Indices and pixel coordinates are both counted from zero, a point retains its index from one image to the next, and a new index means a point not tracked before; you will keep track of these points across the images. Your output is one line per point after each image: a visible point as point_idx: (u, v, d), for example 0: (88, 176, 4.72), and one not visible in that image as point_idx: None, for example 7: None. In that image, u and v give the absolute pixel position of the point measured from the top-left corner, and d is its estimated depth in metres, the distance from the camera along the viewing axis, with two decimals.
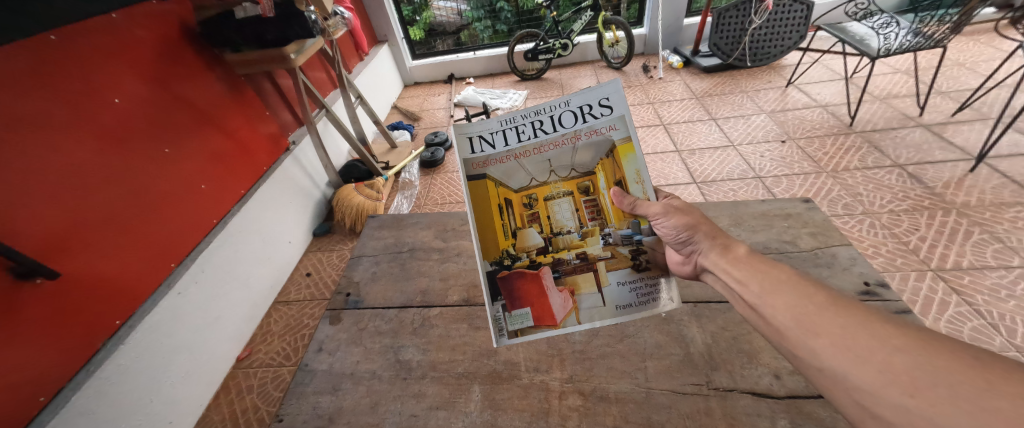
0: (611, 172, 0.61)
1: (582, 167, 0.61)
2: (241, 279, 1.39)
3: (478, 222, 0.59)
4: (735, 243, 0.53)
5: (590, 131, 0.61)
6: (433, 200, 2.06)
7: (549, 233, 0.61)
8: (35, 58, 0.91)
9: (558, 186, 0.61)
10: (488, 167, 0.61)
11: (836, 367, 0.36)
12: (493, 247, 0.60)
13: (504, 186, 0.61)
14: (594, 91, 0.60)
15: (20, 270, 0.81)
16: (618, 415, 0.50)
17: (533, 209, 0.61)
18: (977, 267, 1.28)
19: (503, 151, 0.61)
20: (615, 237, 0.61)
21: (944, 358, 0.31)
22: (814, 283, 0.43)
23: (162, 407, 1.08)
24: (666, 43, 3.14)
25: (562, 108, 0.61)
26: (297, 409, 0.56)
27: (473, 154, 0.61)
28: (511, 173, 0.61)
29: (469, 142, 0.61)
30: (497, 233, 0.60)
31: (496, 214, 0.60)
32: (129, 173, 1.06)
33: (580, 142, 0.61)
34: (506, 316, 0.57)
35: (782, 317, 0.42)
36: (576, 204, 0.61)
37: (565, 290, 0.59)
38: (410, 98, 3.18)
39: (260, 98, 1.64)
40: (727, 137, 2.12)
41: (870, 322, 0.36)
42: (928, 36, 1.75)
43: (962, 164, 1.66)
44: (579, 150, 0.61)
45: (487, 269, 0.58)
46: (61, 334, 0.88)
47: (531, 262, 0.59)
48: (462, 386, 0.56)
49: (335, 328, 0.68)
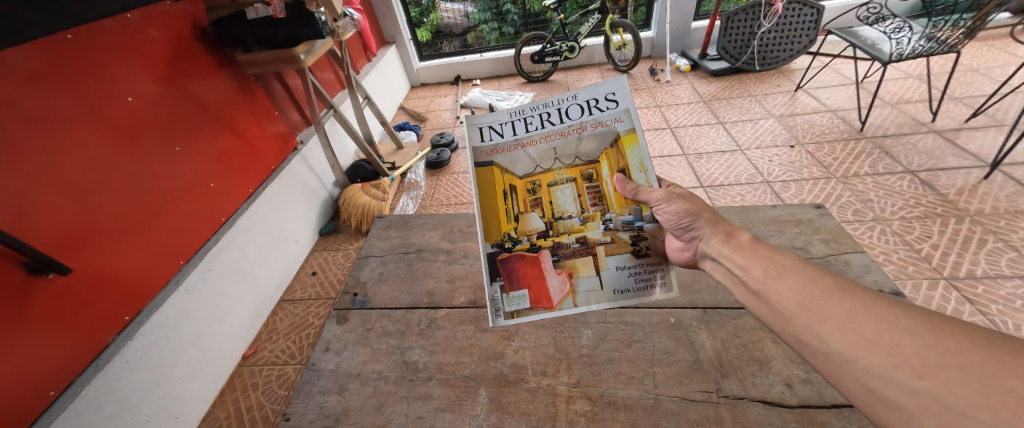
0: (614, 161, 0.61)
1: (585, 156, 0.62)
2: (247, 277, 1.40)
3: (481, 206, 0.59)
4: (737, 231, 0.53)
5: (595, 123, 0.61)
6: (438, 200, 2.06)
7: (550, 217, 0.61)
8: (51, 58, 0.93)
9: (561, 173, 0.62)
10: (495, 155, 0.61)
11: (844, 351, 0.36)
12: (495, 228, 0.60)
13: (510, 172, 0.61)
14: (600, 87, 0.62)
15: (34, 265, 0.82)
16: (625, 421, 0.49)
17: (535, 195, 0.61)
18: (991, 276, 1.25)
19: (511, 140, 0.62)
20: (615, 222, 0.61)
21: (952, 339, 0.32)
22: (817, 267, 0.44)
23: (168, 404, 1.09)
24: (674, 47, 3.13)
25: (569, 101, 0.63)
26: (304, 408, 0.56)
27: (482, 142, 0.62)
28: (517, 160, 0.62)
29: (480, 132, 0.62)
30: (499, 216, 0.60)
31: (500, 199, 0.60)
32: (140, 170, 1.08)
33: (586, 132, 0.61)
34: (505, 297, 0.57)
35: (789, 304, 0.42)
36: (578, 190, 0.61)
37: (561, 272, 0.59)
38: (418, 98, 3.20)
39: (269, 97, 1.66)
40: (735, 141, 2.11)
41: (875, 305, 0.37)
42: (941, 41, 1.72)
43: (976, 171, 1.63)
44: (584, 140, 0.61)
45: (488, 251, 0.59)
46: (70, 331, 0.89)
47: (531, 245, 0.59)
48: (469, 389, 0.56)
49: (341, 328, 0.68)
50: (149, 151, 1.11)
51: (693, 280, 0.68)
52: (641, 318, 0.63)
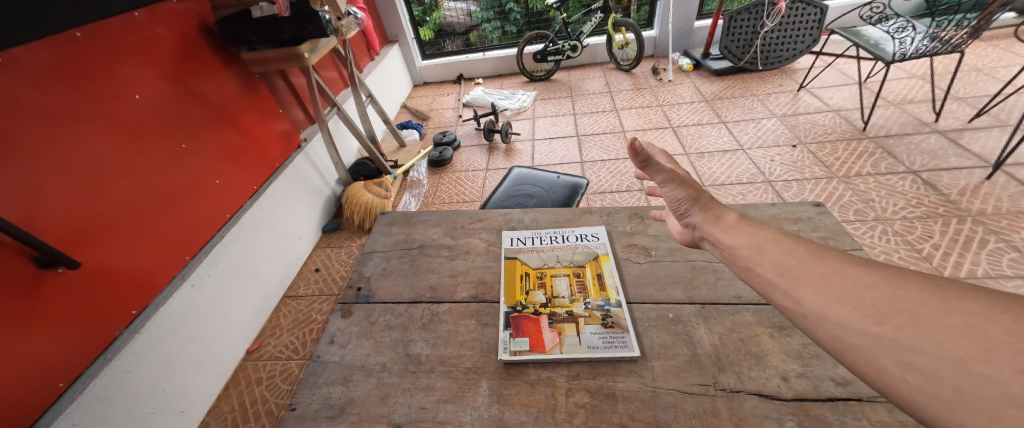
0: (595, 269, 0.73)
1: (577, 262, 0.75)
2: (251, 272, 1.42)
3: (504, 283, 0.73)
4: (726, 212, 0.56)
5: (587, 245, 0.80)
6: (440, 198, 2.08)
7: (549, 295, 0.69)
8: (59, 56, 0.94)
9: (559, 270, 0.74)
10: (519, 254, 0.79)
11: (816, 309, 0.38)
12: (511, 296, 0.69)
13: (525, 265, 0.76)
14: (591, 228, 0.84)
15: (44, 259, 0.83)
16: (624, 413, 0.50)
17: (537, 281, 0.72)
18: (992, 276, 1.25)
19: (529, 247, 0.81)
20: (591, 305, 0.66)
21: (907, 289, 0.35)
22: (796, 240, 0.47)
23: (174, 397, 1.11)
24: (676, 46, 3.13)
25: (570, 232, 0.84)
26: (309, 399, 0.57)
27: (510, 246, 0.82)
28: (531, 259, 0.77)
29: (508, 240, 0.84)
30: (514, 289, 0.71)
31: (516, 279, 0.73)
32: (146, 167, 1.09)
33: (580, 249, 0.79)
34: (510, 339, 0.61)
35: (769, 274, 0.45)
36: (571, 282, 0.71)
37: (553, 330, 0.62)
38: (420, 97, 3.21)
39: (273, 95, 1.68)
40: (737, 140, 2.11)
41: (843, 268, 0.40)
42: (945, 41, 1.72)
43: (979, 171, 1.63)
44: (577, 253, 0.78)
45: (504, 310, 0.67)
46: (79, 324, 0.91)
47: (535, 311, 0.66)
48: (471, 381, 0.57)
49: (346, 321, 0.69)
50: (155, 148, 1.12)
51: (692, 277, 0.69)
52: (641, 313, 0.64)
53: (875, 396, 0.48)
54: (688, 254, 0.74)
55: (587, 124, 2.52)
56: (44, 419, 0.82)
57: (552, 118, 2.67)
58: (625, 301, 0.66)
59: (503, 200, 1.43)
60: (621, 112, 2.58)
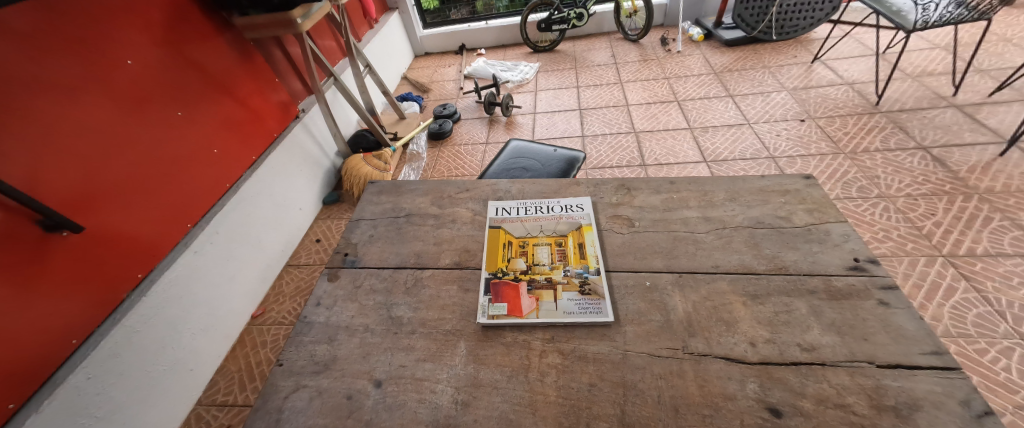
0: (576, 238, 0.74)
1: (559, 231, 0.76)
2: (253, 241, 1.46)
3: (488, 251, 0.74)
4: None
5: (570, 216, 0.80)
6: (439, 171, 2.08)
7: (529, 263, 0.70)
8: (50, 19, 0.92)
9: (541, 239, 0.74)
10: (504, 223, 0.80)
11: None
12: (494, 262, 0.71)
13: (509, 234, 0.77)
14: (576, 201, 0.84)
15: (48, 222, 0.86)
16: (594, 374, 0.52)
17: (519, 249, 0.73)
18: (991, 255, 1.23)
19: (515, 217, 0.82)
20: (570, 272, 0.67)
21: None
22: None
23: (184, 355, 1.18)
24: (688, 14, 2.97)
25: (555, 204, 0.84)
26: (296, 355, 0.60)
27: (496, 216, 0.82)
28: (516, 228, 0.78)
29: (494, 210, 0.84)
30: (496, 256, 0.72)
31: (500, 247, 0.74)
32: (144, 135, 1.10)
33: (563, 219, 0.79)
34: (488, 304, 0.63)
35: None
36: (552, 250, 0.72)
37: (531, 296, 0.64)
38: (421, 68, 3.14)
39: (270, 64, 1.66)
40: (744, 115, 2.05)
41: None
42: (972, 7, 1.61)
43: (992, 148, 1.57)
44: (560, 223, 0.78)
45: (486, 276, 0.69)
46: (88, 286, 0.95)
47: (515, 277, 0.68)
48: (449, 342, 0.59)
49: (333, 285, 0.72)
50: (151, 117, 1.13)
51: (672, 247, 0.70)
52: (619, 280, 0.65)
53: (839, 361, 0.49)
54: (670, 225, 0.74)
55: (590, 97, 2.46)
56: (61, 372, 0.87)
57: (554, 90, 2.60)
58: (605, 268, 0.67)
59: (499, 172, 1.42)
60: (626, 84, 2.50)
